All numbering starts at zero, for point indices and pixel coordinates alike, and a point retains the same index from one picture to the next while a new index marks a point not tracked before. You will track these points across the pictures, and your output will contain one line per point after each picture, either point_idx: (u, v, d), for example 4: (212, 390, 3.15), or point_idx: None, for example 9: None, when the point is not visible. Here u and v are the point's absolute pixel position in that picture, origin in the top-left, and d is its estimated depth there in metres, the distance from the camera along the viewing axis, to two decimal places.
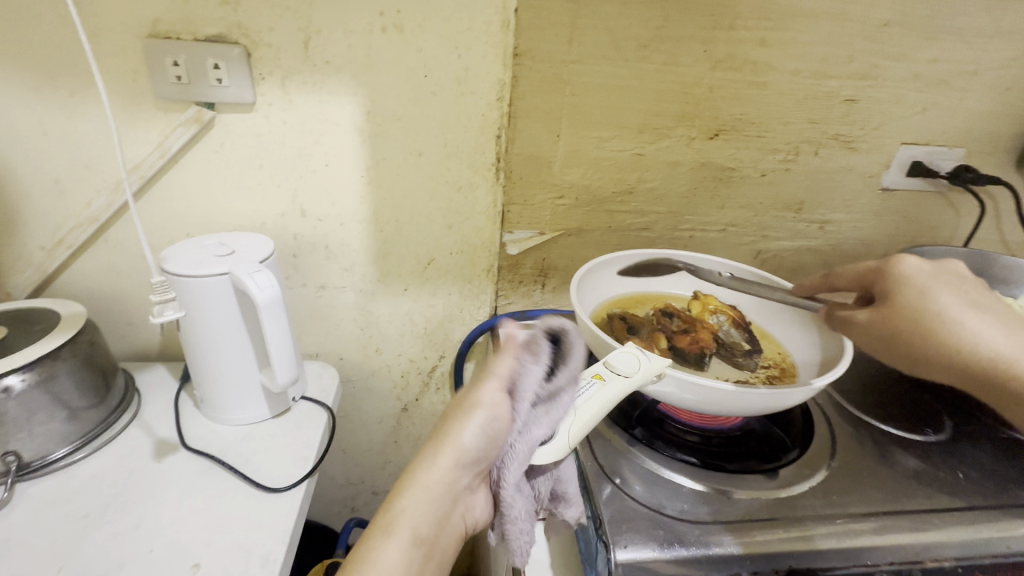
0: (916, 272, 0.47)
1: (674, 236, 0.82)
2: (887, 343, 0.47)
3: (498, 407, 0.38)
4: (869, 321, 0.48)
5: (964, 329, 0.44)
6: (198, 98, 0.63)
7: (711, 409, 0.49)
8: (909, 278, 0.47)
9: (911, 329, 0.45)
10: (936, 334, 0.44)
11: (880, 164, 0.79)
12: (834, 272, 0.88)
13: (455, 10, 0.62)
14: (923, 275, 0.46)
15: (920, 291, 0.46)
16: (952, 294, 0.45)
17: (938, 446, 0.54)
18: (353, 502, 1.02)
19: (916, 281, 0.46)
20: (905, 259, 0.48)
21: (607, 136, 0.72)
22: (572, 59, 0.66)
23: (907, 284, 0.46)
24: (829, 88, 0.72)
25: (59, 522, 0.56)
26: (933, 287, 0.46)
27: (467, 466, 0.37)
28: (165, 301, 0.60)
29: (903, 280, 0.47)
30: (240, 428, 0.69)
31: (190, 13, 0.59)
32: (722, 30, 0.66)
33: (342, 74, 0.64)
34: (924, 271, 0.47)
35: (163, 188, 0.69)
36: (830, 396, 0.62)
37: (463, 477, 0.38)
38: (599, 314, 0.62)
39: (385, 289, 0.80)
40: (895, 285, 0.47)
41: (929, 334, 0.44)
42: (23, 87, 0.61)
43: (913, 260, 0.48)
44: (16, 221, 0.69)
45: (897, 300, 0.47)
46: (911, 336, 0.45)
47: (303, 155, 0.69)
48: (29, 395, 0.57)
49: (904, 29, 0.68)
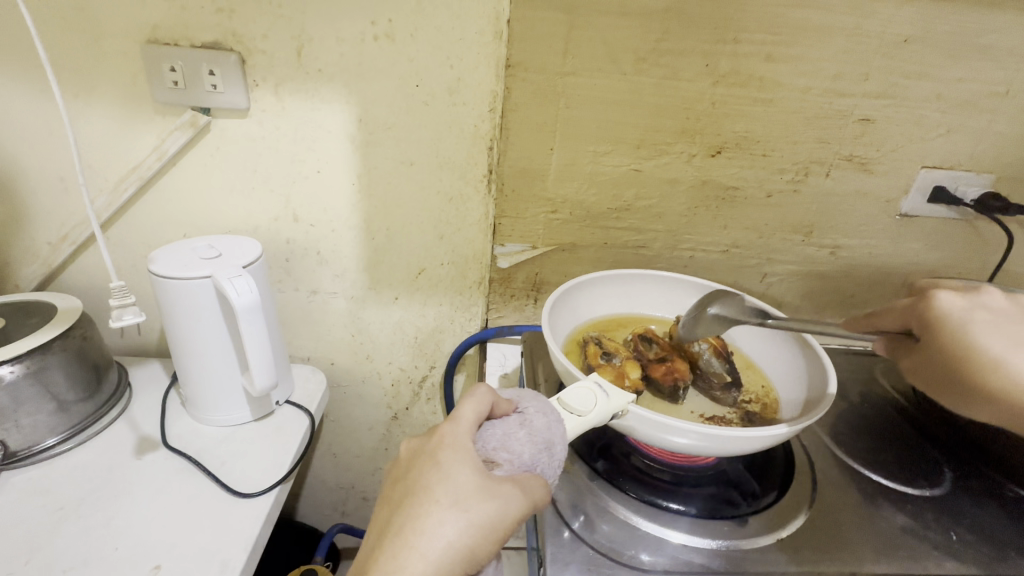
0: (957, 301, 0.44)
1: (673, 256, 0.79)
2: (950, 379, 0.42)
3: (508, 482, 0.35)
4: (936, 351, 0.43)
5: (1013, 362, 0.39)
6: (194, 103, 0.64)
7: (686, 447, 0.48)
8: (950, 309, 0.43)
9: (972, 364, 0.41)
10: (991, 367, 0.40)
11: (899, 188, 0.74)
12: (845, 300, 0.84)
13: (446, 18, 0.61)
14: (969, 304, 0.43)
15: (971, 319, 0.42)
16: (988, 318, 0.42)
17: (931, 503, 0.54)
18: (343, 507, 1.02)
19: (965, 312, 0.43)
20: (940, 292, 0.45)
21: (603, 151, 0.70)
22: (567, 71, 0.64)
23: (960, 315, 0.43)
24: (842, 106, 0.68)
25: (34, 513, 0.57)
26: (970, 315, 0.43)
27: (465, 540, 0.33)
28: (123, 305, 0.60)
29: (953, 310, 0.43)
30: (221, 430, 0.69)
31: (188, 19, 0.60)
32: (725, 44, 0.63)
33: (334, 82, 0.64)
34: (963, 301, 0.43)
35: (161, 189, 0.70)
36: (819, 439, 0.62)
37: (450, 547, 0.33)
38: (577, 336, 0.66)
39: (376, 296, 0.80)
40: (940, 318, 0.43)
41: (989, 369, 0.40)
42: (33, 89, 0.64)
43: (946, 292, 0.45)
44: (24, 216, 0.71)
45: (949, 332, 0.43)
46: (980, 371, 0.40)
47: (295, 161, 0.69)
48: (18, 385, 0.58)
49: (926, 46, 0.64)
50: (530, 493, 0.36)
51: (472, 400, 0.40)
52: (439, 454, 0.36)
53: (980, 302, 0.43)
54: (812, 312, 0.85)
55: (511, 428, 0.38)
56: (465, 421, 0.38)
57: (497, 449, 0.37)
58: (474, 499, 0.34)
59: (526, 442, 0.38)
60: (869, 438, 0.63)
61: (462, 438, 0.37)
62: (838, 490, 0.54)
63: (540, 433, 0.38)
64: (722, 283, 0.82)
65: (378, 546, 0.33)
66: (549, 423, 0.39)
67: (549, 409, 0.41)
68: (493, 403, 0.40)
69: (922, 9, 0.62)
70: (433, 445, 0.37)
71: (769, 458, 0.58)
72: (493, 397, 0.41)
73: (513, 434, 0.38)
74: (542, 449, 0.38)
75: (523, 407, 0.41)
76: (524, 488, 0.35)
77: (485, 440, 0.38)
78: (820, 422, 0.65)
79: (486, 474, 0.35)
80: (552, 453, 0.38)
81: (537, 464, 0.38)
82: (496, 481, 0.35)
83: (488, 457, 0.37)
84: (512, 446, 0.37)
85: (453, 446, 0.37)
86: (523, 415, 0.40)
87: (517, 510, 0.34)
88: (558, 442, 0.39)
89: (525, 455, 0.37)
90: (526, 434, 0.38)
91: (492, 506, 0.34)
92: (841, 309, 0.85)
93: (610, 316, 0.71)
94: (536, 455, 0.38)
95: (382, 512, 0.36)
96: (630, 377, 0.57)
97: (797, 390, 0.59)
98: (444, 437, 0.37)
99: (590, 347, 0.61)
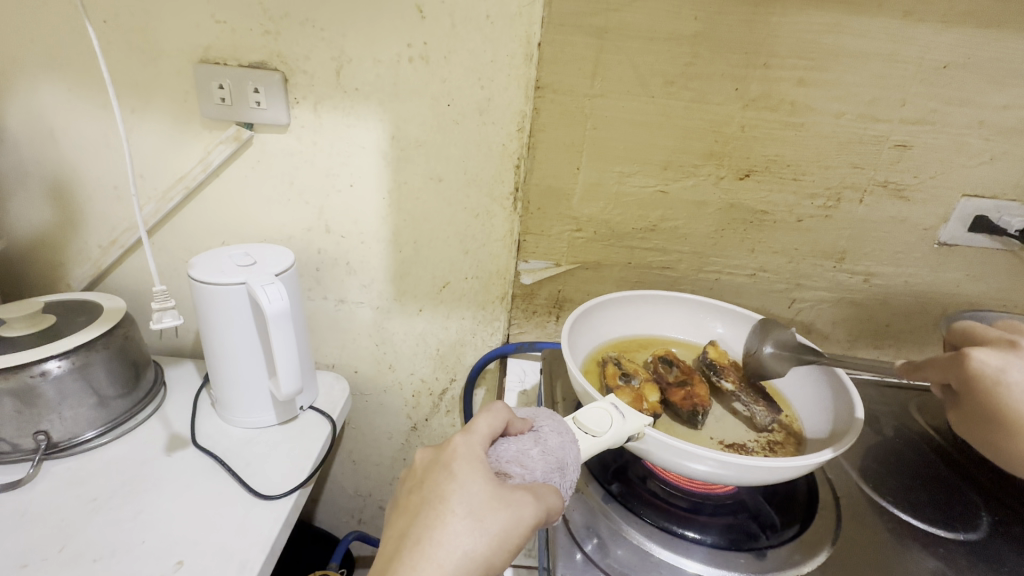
0: (994, 361, 0.50)
1: (698, 278, 0.78)
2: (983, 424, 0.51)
3: (521, 492, 0.35)
4: (973, 408, 0.51)
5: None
6: (239, 119, 0.68)
7: (705, 476, 0.47)
8: (987, 371, 0.50)
9: (1002, 418, 0.49)
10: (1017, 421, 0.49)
11: (937, 216, 0.72)
12: (879, 330, 0.81)
13: (479, 41, 0.62)
14: (1007, 363, 0.49)
15: (1007, 382, 0.49)
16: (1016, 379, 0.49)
17: (964, 549, 0.51)
18: (360, 514, 1.03)
19: (1001, 374, 0.49)
20: (976, 351, 0.51)
21: (629, 172, 0.70)
22: (594, 93, 0.65)
23: (999, 378, 0.49)
24: (877, 132, 0.66)
25: (71, 502, 0.60)
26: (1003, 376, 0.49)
27: (481, 549, 0.33)
28: (165, 308, 0.64)
29: (989, 373, 0.50)
30: (247, 432, 0.72)
31: (237, 41, 0.64)
32: (755, 68, 0.63)
33: (370, 101, 0.67)
34: (997, 360, 0.50)
35: (204, 198, 0.74)
36: (844, 472, 0.60)
37: (466, 556, 0.33)
38: (596, 356, 0.66)
39: (401, 308, 0.81)
40: (978, 379, 0.50)
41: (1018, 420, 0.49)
42: (95, 102, 0.69)
43: (980, 351, 0.51)
44: (80, 220, 0.76)
45: (984, 391, 0.50)
46: (1005, 424, 0.50)
47: (330, 175, 0.71)
48: (64, 379, 0.62)
49: (966, 73, 0.63)
50: (546, 502, 0.36)
51: (488, 415, 0.40)
52: (453, 464, 0.36)
53: (1016, 358, 0.49)
54: (843, 340, 0.82)
55: (525, 445, 0.39)
56: (479, 433, 0.39)
57: (510, 462, 0.38)
58: (489, 508, 0.34)
59: (540, 460, 0.38)
60: (899, 476, 0.60)
61: (476, 449, 0.38)
62: (865, 527, 0.52)
63: (554, 452, 0.39)
64: (748, 307, 0.80)
65: (395, 554, 0.34)
66: (562, 443, 0.39)
67: (564, 428, 0.41)
68: (508, 420, 0.41)
69: (963, 34, 0.61)
70: (447, 456, 0.37)
71: (790, 491, 0.56)
72: (508, 414, 0.41)
73: (527, 451, 0.38)
74: (555, 467, 0.38)
75: (537, 425, 0.41)
76: (537, 498, 0.36)
77: (498, 454, 0.38)
78: (848, 454, 0.63)
79: (499, 485, 0.36)
80: (565, 472, 0.38)
81: (550, 480, 0.38)
82: (509, 491, 0.35)
83: (502, 469, 0.37)
84: (525, 461, 0.38)
85: (467, 457, 0.37)
86: (538, 433, 0.40)
87: (532, 520, 0.34)
88: (571, 463, 0.39)
89: (538, 471, 0.37)
90: (535, 450, 0.38)
91: (507, 516, 0.34)
92: (874, 338, 0.82)
93: (630, 337, 0.71)
94: (549, 473, 0.38)
95: (398, 522, 0.36)
96: (648, 401, 0.56)
97: (823, 421, 0.58)
98: (458, 448, 0.38)
99: (609, 368, 0.61)
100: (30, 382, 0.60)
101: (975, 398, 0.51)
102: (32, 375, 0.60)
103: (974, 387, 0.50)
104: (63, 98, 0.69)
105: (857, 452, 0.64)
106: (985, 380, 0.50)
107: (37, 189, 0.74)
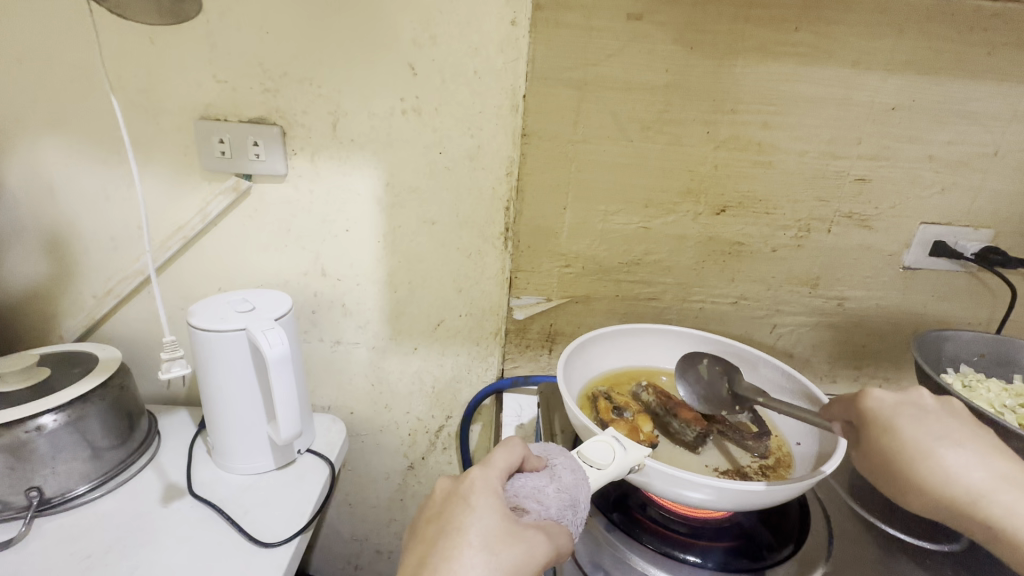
0: (891, 406, 0.44)
1: (682, 308, 0.82)
2: (888, 473, 0.43)
3: (533, 530, 0.37)
4: (869, 453, 0.44)
5: (1000, 500, 0.39)
6: (238, 171, 0.70)
7: (703, 503, 0.49)
8: (880, 413, 0.44)
9: (897, 465, 0.42)
10: (920, 473, 0.41)
11: (900, 242, 0.77)
12: (858, 350, 0.85)
13: (467, 96, 0.67)
14: (894, 408, 0.44)
15: (898, 424, 0.43)
16: (974, 458, 0.41)
17: (951, 560, 0.53)
18: (357, 560, 1.01)
19: (892, 418, 0.43)
20: (875, 388, 0.46)
21: (613, 211, 0.75)
22: (577, 139, 0.70)
23: (889, 421, 0.43)
24: (838, 167, 0.72)
25: (64, 560, 0.58)
26: (941, 442, 0.42)
27: None
28: (173, 357, 0.65)
29: (881, 414, 0.44)
30: (245, 477, 0.71)
31: (238, 99, 0.67)
32: (724, 113, 0.69)
33: (365, 151, 0.70)
34: (893, 401, 0.44)
35: (201, 247, 0.76)
36: (833, 491, 0.62)
37: None
38: (587, 391, 0.68)
39: (396, 346, 0.83)
40: (872, 419, 0.44)
41: (914, 466, 0.41)
42: (94, 159, 0.71)
43: (878, 389, 0.46)
44: (76, 273, 0.77)
45: (874, 431, 0.44)
46: (894, 471, 0.42)
47: (326, 221, 0.74)
48: (59, 432, 0.61)
49: (913, 113, 0.69)
50: (553, 546, 0.37)
51: (505, 449, 0.42)
52: (472, 497, 0.38)
53: (915, 408, 0.44)
54: (824, 362, 0.86)
55: (540, 482, 0.40)
56: (496, 467, 0.40)
57: (527, 498, 0.39)
58: (503, 544, 0.35)
59: (554, 496, 0.40)
60: None
61: (493, 482, 0.39)
62: (857, 544, 0.54)
63: (567, 489, 0.40)
64: (731, 333, 0.84)
65: None
66: (575, 481, 0.41)
67: (576, 466, 0.43)
68: (524, 455, 0.43)
69: (906, 80, 0.67)
70: (466, 488, 0.39)
71: (782, 511, 0.59)
72: (523, 449, 0.43)
73: (542, 487, 0.40)
74: (568, 504, 0.40)
75: (551, 462, 0.43)
76: (549, 538, 0.37)
77: (515, 489, 0.40)
78: (836, 475, 0.65)
79: (514, 521, 0.37)
80: (577, 509, 0.40)
81: (562, 517, 0.39)
82: (522, 528, 0.37)
83: (518, 505, 0.39)
84: (541, 497, 0.39)
85: (485, 490, 0.39)
86: (552, 470, 0.42)
87: (543, 559, 0.36)
88: (582, 501, 0.41)
89: (552, 508, 0.39)
90: (547, 490, 0.40)
91: (520, 551, 0.35)
92: (853, 360, 0.86)
93: (619, 370, 0.74)
94: (562, 510, 0.39)
95: (415, 551, 0.37)
96: (644, 431, 0.60)
97: (811, 444, 0.61)
98: (477, 481, 0.39)
99: (601, 403, 0.64)
100: (23, 438, 0.59)
101: (872, 444, 0.44)
102: (26, 431, 0.59)
103: (868, 429, 0.44)
104: (64, 153, 0.71)
105: (844, 473, 0.66)
106: (876, 419, 0.44)
107: (33, 243, 0.75)
